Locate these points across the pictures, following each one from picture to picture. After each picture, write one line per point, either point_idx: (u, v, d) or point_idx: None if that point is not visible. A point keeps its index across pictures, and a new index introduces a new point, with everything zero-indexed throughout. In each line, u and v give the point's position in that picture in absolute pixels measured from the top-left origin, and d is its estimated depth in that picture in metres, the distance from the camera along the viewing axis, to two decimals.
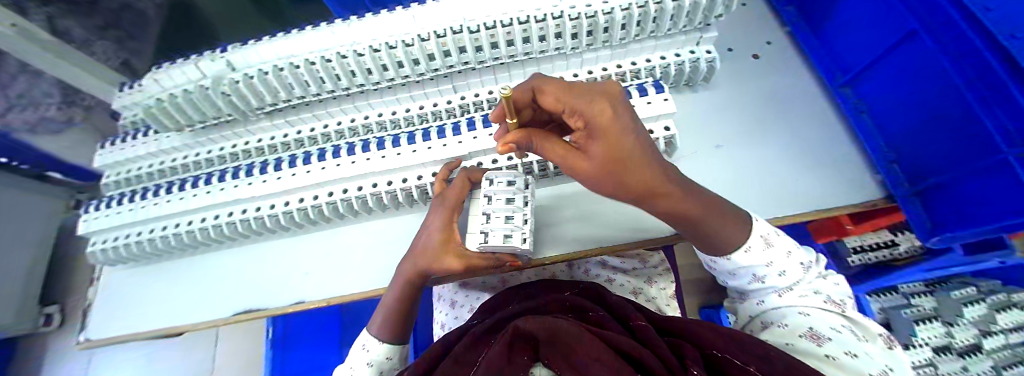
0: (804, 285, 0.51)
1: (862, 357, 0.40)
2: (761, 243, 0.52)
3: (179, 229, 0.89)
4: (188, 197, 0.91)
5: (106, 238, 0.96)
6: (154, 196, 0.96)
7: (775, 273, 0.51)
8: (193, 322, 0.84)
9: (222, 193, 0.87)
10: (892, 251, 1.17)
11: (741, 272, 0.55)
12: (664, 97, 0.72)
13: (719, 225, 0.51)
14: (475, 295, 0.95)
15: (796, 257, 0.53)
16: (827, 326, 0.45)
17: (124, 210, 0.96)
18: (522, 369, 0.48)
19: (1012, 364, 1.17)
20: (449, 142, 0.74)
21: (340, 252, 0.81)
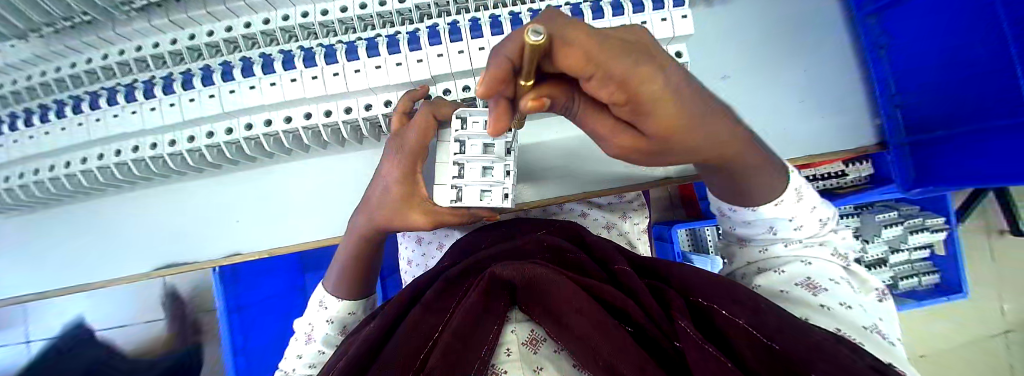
0: (814, 239, 0.47)
1: (854, 309, 0.39)
2: (794, 197, 0.43)
3: (54, 173, 0.69)
4: (55, 131, 0.69)
5: None
6: (9, 131, 0.72)
7: (795, 227, 0.45)
8: (115, 277, 0.73)
9: (104, 126, 0.66)
10: (839, 180, 1.25)
11: (757, 224, 0.46)
12: (682, 13, 0.56)
13: (761, 182, 0.41)
14: (444, 232, 0.88)
15: (820, 213, 0.46)
16: (826, 277, 0.43)
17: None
18: (498, 318, 0.39)
19: (909, 276, 1.42)
20: (403, 61, 0.56)
21: (277, 196, 0.69)
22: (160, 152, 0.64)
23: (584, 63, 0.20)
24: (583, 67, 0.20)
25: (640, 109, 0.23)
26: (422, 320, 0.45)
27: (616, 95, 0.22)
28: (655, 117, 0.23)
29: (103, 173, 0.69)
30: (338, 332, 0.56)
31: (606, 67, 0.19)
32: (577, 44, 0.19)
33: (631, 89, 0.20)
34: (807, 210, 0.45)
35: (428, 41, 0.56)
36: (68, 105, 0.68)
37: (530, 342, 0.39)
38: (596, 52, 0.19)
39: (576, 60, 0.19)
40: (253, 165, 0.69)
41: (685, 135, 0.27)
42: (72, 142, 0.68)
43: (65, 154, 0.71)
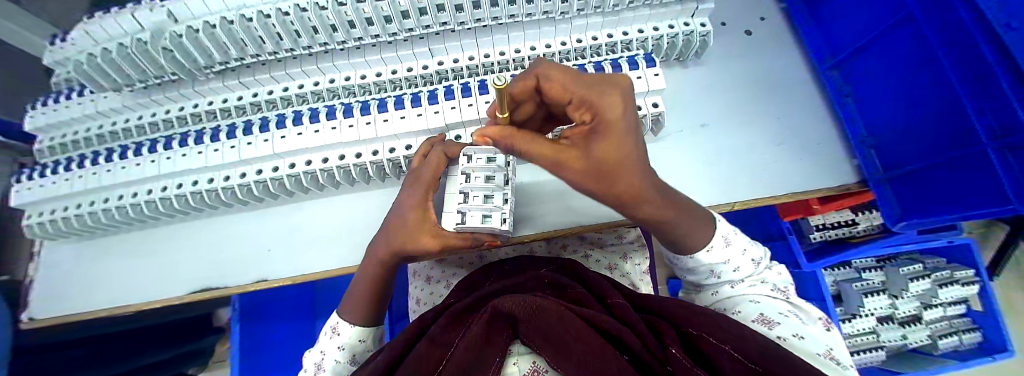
0: (753, 278, 0.53)
1: (808, 337, 0.42)
2: (721, 243, 0.51)
3: (123, 201, 0.79)
4: (132, 167, 0.81)
5: (43, 211, 0.86)
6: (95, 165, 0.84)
7: (731, 269, 0.52)
8: (148, 301, 0.79)
9: (172, 163, 0.78)
10: (849, 230, 1.24)
11: (700, 270, 0.53)
12: (655, 72, 0.67)
13: (691, 229, 0.48)
14: (453, 271, 0.93)
15: (750, 253, 0.53)
16: (775, 311, 0.46)
17: (57, 181, 0.85)
18: (500, 351, 0.45)
19: (947, 333, 1.34)
20: (424, 112, 0.68)
21: (306, 229, 0.77)
22: (214, 186, 0.75)
23: (562, 91, 0.35)
24: (563, 95, 0.35)
25: (596, 127, 0.33)
26: (428, 350, 0.49)
27: (584, 113, 0.35)
28: (602, 133, 0.33)
29: (163, 203, 0.79)
30: (348, 362, 0.59)
31: (576, 93, 0.34)
32: (557, 78, 0.35)
33: (590, 106, 0.33)
34: (738, 253, 0.52)
35: (445, 97, 0.68)
36: (146, 146, 0.81)
37: (530, 372, 0.46)
38: (568, 85, 0.34)
39: (557, 87, 0.35)
40: (290, 199, 0.80)
41: (627, 166, 0.34)
42: (143, 177, 0.79)
43: (135, 186, 0.83)
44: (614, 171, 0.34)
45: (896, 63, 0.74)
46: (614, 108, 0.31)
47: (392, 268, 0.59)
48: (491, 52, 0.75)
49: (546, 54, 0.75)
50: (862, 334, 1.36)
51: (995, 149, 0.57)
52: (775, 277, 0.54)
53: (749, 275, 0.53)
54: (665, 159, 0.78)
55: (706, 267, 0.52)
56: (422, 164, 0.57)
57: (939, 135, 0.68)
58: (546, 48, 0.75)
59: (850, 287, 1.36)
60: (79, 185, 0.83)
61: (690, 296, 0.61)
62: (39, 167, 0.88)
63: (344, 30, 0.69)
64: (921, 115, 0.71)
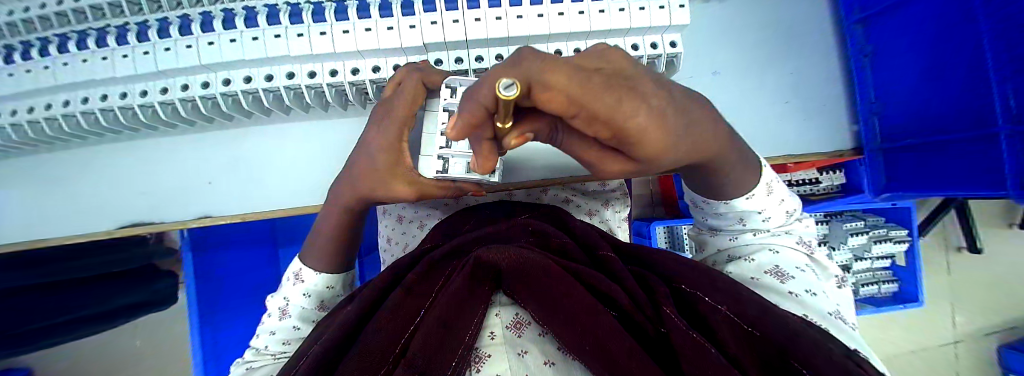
0: (780, 228, 0.50)
1: (814, 290, 0.43)
2: (765, 191, 0.47)
3: (16, 118, 0.63)
4: (14, 73, 0.63)
5: None
6: None
7: (763, 218, 0.48)
8: (76, 233, 0.69)
9: (69, 69, 0.61)
10: (812, 187, 1.28)
11: (728, 216, 0.50)
12: (680, 2, 0.55)
13: (736, 173, 0.43)
14: (426, 212, 0.87)
15: (787, 206, 0.50)
16: (793, 265, 0.46)
17: None
18: (483, 301, 0.37)
19: (868, 283, 1.49)
20: (395, 25, 0.54)
21: (254, 160, 0.66)
22: (131, 103, 0.60)
23: (567, 106, 0.16)
24: (568, 110, 0.17)
25: (627, 142, 0.20)
26: (406, 302, 0.44)
27: (604, 130, 0.19)
28: (645, 145, 0.20)
29: (69, 122, 0.63)
30: (316, 307, 0.55)
31: (593, 108, 0.16)
32: (561, 89, 0.15)
33: (618, 126, 0.18)
34: (774, 202, 0.48)
35: (422, 8, 0.54)
36: (32, 47, 0.62)
37: (514, 325, 0.38)
38: (579, 97, 0.15)
39: (559, 105, 0.16)
40: (230, 124, 0.66)
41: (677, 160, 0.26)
42: (34, 86, 0.62)
43: (29, 99, 0.65)
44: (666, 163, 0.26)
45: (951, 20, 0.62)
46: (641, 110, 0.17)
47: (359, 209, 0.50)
48: None
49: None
50: None
51: (1007, 133, 0.55)
52: (800, 228, 0.52)
53: (779, 226, 0.50)
54: None
55: (736, 214, 0.48)
56: (393, 94, 0.46)
57: (960, 115, 0.64)
58: None
59: None
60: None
61: (697, 236, 0.58)
62: None
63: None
64: (941, 89, 0.66)
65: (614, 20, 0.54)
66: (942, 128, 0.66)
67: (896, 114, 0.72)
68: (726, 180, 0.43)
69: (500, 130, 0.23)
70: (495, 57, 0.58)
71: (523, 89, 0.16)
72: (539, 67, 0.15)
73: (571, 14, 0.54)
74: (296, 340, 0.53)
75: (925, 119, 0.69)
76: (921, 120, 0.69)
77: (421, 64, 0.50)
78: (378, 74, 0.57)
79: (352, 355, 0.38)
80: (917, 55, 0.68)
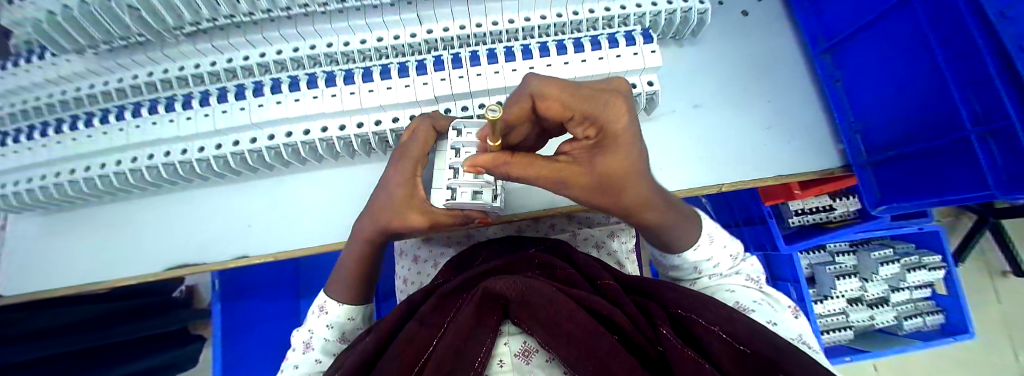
0: (731, 270, 0.55)
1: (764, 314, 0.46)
2: (707, 241, 0.51)
3: (90, 173, 0.73)
4: (97, 136, 0.74)
5: (9, 182, 0.79)
6: (57, 133, 0.76)
7: (714, 264, 0.53)
8: (123, 277, 0.76)
9: (141, 131, 0.72)
10: (826, 215, 1.23)
11: (684, 267, 0.54)
12: (652, 49, 0.64)
13: (677, 226, 0.47)
14: (440, 250, 0.91)
15: (731, 248, 0.55)
16: (750, 300, 0.48)
17: (21, 149, 0.78)
18: (491, 330, 0.40)
19: (911, 316, 1.37)
20: (411, 82, 0.64)
21: (287, 203, 0.74)
22: (188, 158, 0.70)
23: (562, 109, 0.33)
24: (561, 112, 0.34)
25: (605, 134, 0.35)
26: (416, 335, 0.46)
27: (587, 123, 0.35)
28: (612, 140, 0.34)
29: (133, 175, 0.73)
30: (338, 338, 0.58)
31: (580, 109, 0.33)
32: (555, 97, 0.32)
33: (597, 117, 0.33)
34: (720, 248, 0.53)
35: (434, 68, 0.64)
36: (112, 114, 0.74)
37: (522, 353, 0.41)
38: (568, 102, 0.32)
39: (557, 106, 0.33)
40: (270, 173, 0.76)
41: (632, 188, 0.38)
42: (110, 146, 0.73)
43: (100, 157, 0.76)
44: (618, 188, 0.37)
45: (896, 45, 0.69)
46: (615, 110, 0.33)
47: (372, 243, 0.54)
48: (484, 19, 0.68)
49: (543, 25, 0.68)
50: (831, 315, 1.35)
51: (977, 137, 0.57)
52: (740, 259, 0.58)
53: (729, 268, 0.54)
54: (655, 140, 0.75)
55: (691, 264, 0.53)
56: (408, 138, 0.54)
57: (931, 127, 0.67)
58: (540, 19, 0.68)
59: (825, 270, 1.34)
60: (43, 154, 0.76)
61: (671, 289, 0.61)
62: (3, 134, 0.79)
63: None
64: (911, 104, 0.69)
65: (596, 67, 0.63)
66: (918, 138, 0.69)
67: (875, 127, 0.75)
68: (669, 237, 0.48)
69: (492, 149, 0.38)
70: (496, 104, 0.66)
71: (528, 101, 0.34)
72: (543, 91, 0.33)
73: (560, 64, 0.63)
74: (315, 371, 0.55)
75: (902, 130, 0.72)
76: (899, 132, 0.72)
77: (432, 112, 0.59)
78: (398, 123, 0.66)
79: None
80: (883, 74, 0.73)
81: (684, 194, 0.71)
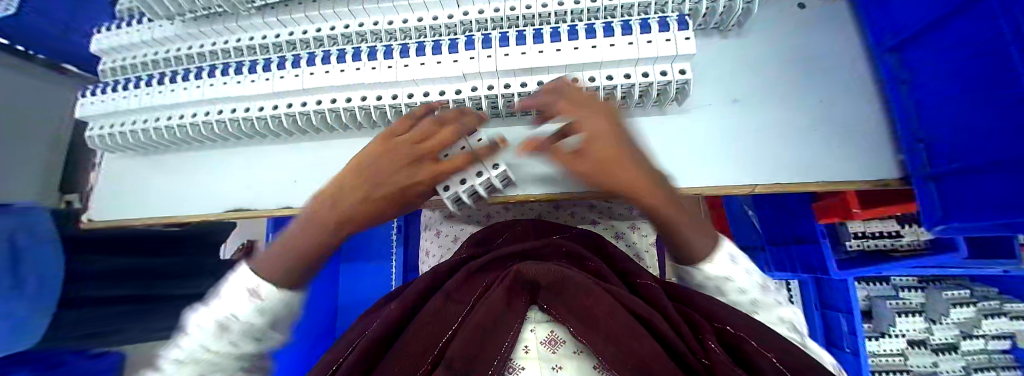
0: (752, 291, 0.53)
1: (753, 276, 0.53)
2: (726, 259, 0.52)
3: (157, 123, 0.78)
4: (166, 92, 0.78)
5: (104, 125, 0.84)
6: (139, 87, 0.81)
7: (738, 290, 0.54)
8: (182, 215, 0.79)
9: (201, 92, 0.75)
10: (893, 242, 1.00)
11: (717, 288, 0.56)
12: (686, 35, 0.61)
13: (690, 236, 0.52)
14: (461, 227, 0.96)
15: (745, 279, 0.52)
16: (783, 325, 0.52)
17: (107, 99, 0.82)
18: (518, 316, 0.41)
19: (983, 368, 1.15)
20: (443, 60, 0.66)
21: (329, 164, 0.77)
22: (240, 116, 0.73)
23: None
24: None
25: None
26: (443, 308, 0.49)
27: None
28: None
29: (193, 130, 0.78)
30: (267, 325, 0.49)
31: None
32: None
33: None
34: (736, 284, 0.53)
35: (465, 47, 0.66)
36: (180, 75, 0.78)
37: (548, 342, 0.41)
38: None
39: None
40: (317, 137, 0.80)
41: None
42: (174, 101, 0.76)
43: (161, 112, 0.79)
44: None
45: (954, 42, 0.56)
46: None
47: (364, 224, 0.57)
48: (517, 3, 0.69)
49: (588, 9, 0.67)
50: (886, 355, 1.16)
51: None
52: (729, 268, 0.52)
53: (747, 292, 0.53)
54: (686, 130, 0.70)
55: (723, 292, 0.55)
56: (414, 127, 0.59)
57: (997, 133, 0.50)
58: (573, 4, 0.67)
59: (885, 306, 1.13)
60: (120, 105, 0.80)
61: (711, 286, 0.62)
62: (102, 84, 0.84)
63: None
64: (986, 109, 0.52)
65: (624, 51, 0.61)
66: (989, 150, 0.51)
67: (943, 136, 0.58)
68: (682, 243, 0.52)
69: None
70: (521, 85, 0.66)
71: None
72: None
73: (587, 48, 0.62)
74: (212, 353, 0.47)
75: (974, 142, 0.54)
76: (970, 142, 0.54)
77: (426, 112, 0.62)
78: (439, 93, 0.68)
79: (394, 352, 0.43)
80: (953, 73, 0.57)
81: (708, 191, 0.66)
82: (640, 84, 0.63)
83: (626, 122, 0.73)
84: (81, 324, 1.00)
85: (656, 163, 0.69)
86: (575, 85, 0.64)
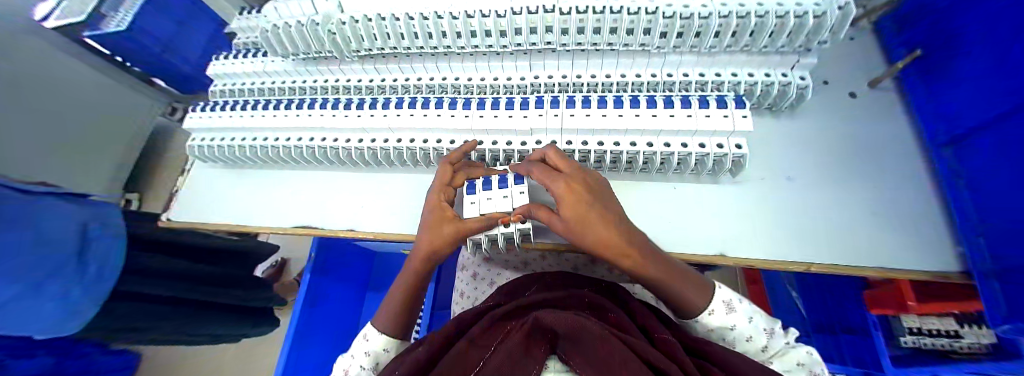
0: (758, 341, 0.55)
1: (755, 322, 0.55)
2: (722, 308, 0.55)
3: (252, 142, 0.88)
4: (265, 117, 0.88)
5: (204, 137, 0.95)
6: (241, 109, 0.92)
7: (744, 337, 0.55)
8: (251, 225, 0.87)
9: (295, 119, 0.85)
10: (951, 343, 0.90)
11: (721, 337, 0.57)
12: (743, 113, 0.66)
13: (684, 287, 0.55)
14: (498, 270, 0.97)
15: (754, 324, 0.55)
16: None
17: (212, 116, 0.93)
18: (538, 363, 0.42)
19: None
20: (515, 115, 0.73)
21: (391, 195, 0.84)
22: (325, 144, 0.83)
23: None
24: None
25: None
26: (466, 353, 0.49)
27: None
28: None
29: (284, 151, 0.88)
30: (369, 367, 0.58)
31: None
32: None
33: None
34: (744, 325, 0.54)
35: (536, 105, 0.73)
36: (281, 103, 0.90)
37: None
38: None
39: None
40: (385, 169, 0.87)
41: None
42: (270, 125, 0.86)
43: (257, 132, 0.90)
44: None
45: (1004, 140, 0.58)
46: None
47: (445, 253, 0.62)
48: (585, 73, 0.79)
49: (649, 83, 0.76)
50: None
51: None
52: (729, 317, 0.54)
53: (756, 340, 0.55)
54: (738, 201, 0.73)
55: (726, 336, 0.56)
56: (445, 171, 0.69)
57: None
58: (635, 77, 0.77)
59: None
60: (223, 122, 0.91)
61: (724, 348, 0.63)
62: (212, 103, 0.98)
63: (474, 34, 0.75)
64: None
65: (684, 123, 0.67)
66: None
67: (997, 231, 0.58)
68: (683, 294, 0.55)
69: None
70: (582, 143, 0.72)
71: None
72: None
73: (648, 117, 0.68)
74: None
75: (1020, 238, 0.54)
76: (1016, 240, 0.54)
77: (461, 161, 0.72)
78: (508, 143, 0.75)
79: None
80: (1001, 172, 0.58)
81: (760, 264, 0.66)
82: (697, 153, 0.68)
83: (675, 187, 0.76)
84: (123, 317, 1.05)
85: (706, 230, 0.71)
86: (634, 148, 0.70)
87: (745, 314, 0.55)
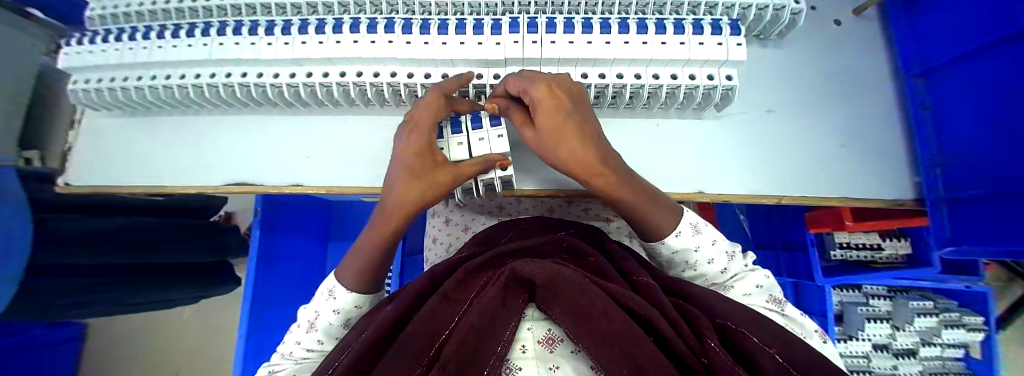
0: (719, 265, 0.54)
1: (719, 246, 0.54)
2: (689, 230, 0.53)
3: (155, 82, 0.71)
4: (166, 48, 0.70)
5: (90, 78, 0.75)
6: (133, 39, 0.73)
7: (705, 259, 0.53)
8: (178, 183, 0.74)
9: (208, 50, 0.68)
10: (873, 254, 1.05)
11: (682, 261, 0.56)
12: (738, 41, 0.60)
13: (649, 213, 0.52)
14: (471, 216, 0.93)
15: (719, 247, 0.54)
16: (755, 297, 0.50)
17: (94, 50, 0.73)
18: (515, 315, 0.37)
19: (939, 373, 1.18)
20: (484, 41, 0.62)
21: (344, 142, 0.73)
22: (248, 81, 0.67)
23: None
24: None
25: None
26: (437, 308, 0.44)
27: None
28: None
29: (198, 92, 0.71)
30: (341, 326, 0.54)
31: None
32: None
33: None
34: (709, 245, 0.53)
35: (509, 29, 0.62)
36: (183, 29, 0.71)
37: (546, 341, 0.37)
38: None
39: None
40: (332, 110, 0.75)
41: None
42: (174, 59, 0.69)
43: (162, 69, 0.72)
44: None
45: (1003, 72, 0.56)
46: None
47: (433, 202, 0.53)
48: None
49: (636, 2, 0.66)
50: (852, 357, 1.21)
51: None
52: (693, 237, 0.53)
53: (719, 262, 0.54)
54: (719, 136, 0.70)
55: (688, 260, 0.55)
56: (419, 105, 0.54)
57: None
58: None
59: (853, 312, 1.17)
60: (113, 58, 0.72)
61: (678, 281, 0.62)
62: (92, 33, 0.76)
63: None
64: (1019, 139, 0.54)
65: (674, 51, 0.60)
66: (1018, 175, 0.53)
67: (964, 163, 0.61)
68: (648, 221, 0.52)
69: None
70: (564, 76, 0.64)
71: None
72: None
73: (638, 44, 0.60)
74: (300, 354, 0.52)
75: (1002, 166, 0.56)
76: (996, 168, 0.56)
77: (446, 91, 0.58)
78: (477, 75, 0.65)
79: (389, 352, 0.38)
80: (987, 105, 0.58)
81: (735, 199, 0.67)
82: (686, 86, 0.62)
83: (659, 123, 0.72)
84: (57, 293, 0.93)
85: (685, 168, 0.69)
86: (621, 80, 0.62)
87: (710, 237, 0.55)
